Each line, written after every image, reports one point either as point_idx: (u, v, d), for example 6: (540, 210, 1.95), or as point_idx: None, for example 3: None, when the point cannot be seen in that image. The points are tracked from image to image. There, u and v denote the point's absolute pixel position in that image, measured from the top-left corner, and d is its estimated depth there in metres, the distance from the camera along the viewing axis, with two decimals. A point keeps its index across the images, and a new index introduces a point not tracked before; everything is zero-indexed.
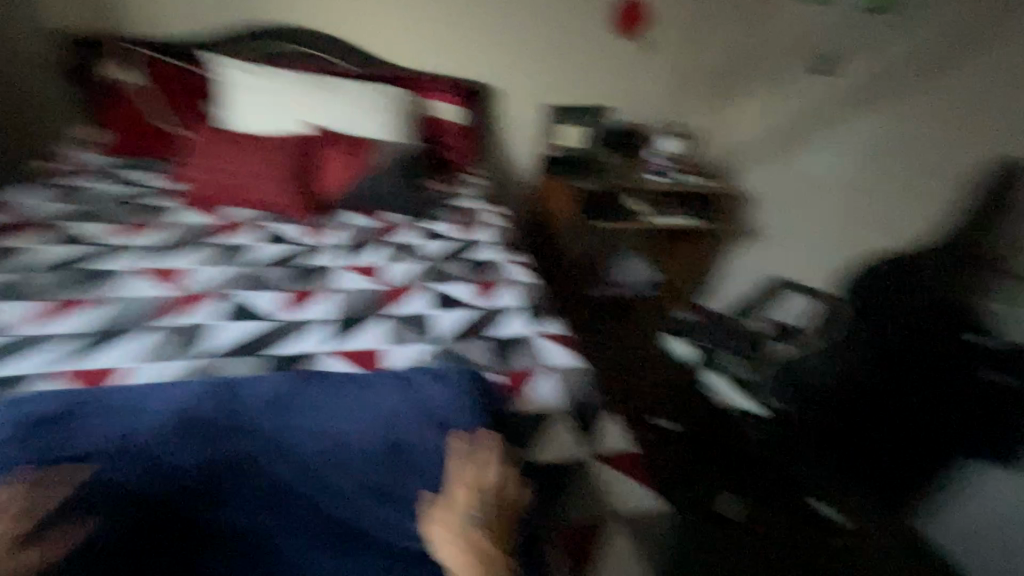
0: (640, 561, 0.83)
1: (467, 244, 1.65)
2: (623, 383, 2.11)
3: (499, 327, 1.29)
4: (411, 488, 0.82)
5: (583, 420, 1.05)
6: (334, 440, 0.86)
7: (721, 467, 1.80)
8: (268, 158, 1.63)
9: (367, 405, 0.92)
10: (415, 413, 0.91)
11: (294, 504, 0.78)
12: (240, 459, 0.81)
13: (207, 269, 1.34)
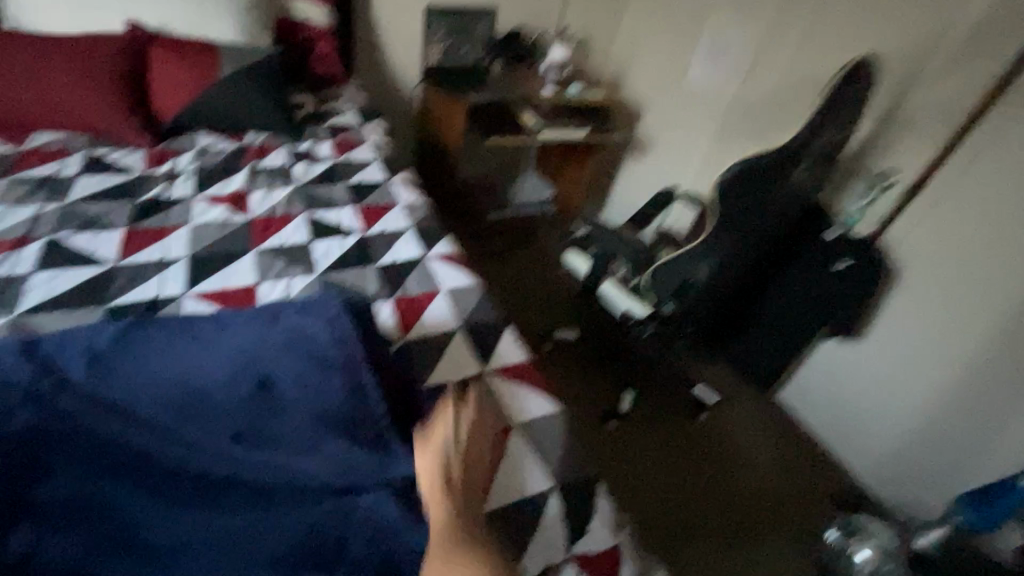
0: (541, 457, 0.87)
1: (348, 165, 1.51)
2: (522, 300, 2.16)
3: (385, 252, 1.23)
4: (288, 430, 0.76)
5: (479, 337, 1.06)
6: (193, 388, 0.78)
7: (609, 369, 1.97)
8: (78, 69, 1.32)
9: (226, 342, 0.84)
10: (283, 347, 0.85)
11: (147, 457, 0.70)
12: (70, 424, 0.71)
13: (19, 208, 1.10)
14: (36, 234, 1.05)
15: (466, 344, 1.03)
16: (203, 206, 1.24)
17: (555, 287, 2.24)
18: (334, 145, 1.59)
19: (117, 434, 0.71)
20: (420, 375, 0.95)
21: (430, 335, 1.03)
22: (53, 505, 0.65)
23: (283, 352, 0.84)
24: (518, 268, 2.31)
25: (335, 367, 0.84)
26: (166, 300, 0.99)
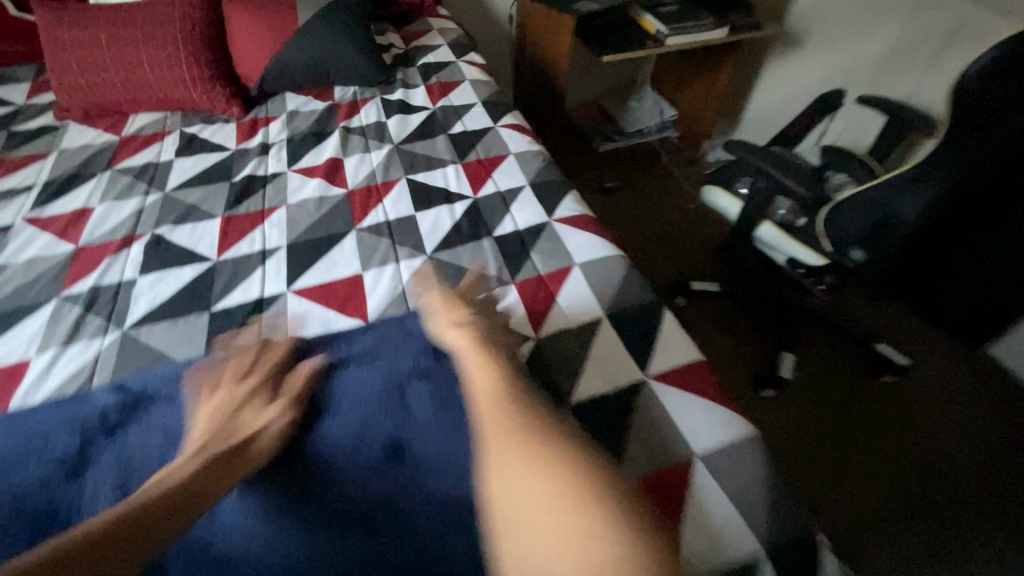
0: (735, 499, 0.64)
1: (448, 112, 1.29)
2: (649, 249, 1.84)
3: (501, 219, 1.01)
4: (420, 507, 0.58)
5: (631, 330, 0.82)
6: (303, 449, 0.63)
7: (756, 327, 1.65)
8: (159, 39, 1.21)
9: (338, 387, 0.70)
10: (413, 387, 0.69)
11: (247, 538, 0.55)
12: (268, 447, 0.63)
13: (122, 203, 1.04)
14: (141, 232, 0.98)
15: (615, 342, 0.80)
16: (298, 181, 1.10)
17: (692, 230, 1.89)
18: (429, 90, 1.36)
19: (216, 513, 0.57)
20: (562, 390, 0.74)
21: (568, 331, 0.82)
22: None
23: (415, 390, 0.68)
24: (641, 209, 1.97)
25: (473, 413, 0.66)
26: (270, 300, 0.87)
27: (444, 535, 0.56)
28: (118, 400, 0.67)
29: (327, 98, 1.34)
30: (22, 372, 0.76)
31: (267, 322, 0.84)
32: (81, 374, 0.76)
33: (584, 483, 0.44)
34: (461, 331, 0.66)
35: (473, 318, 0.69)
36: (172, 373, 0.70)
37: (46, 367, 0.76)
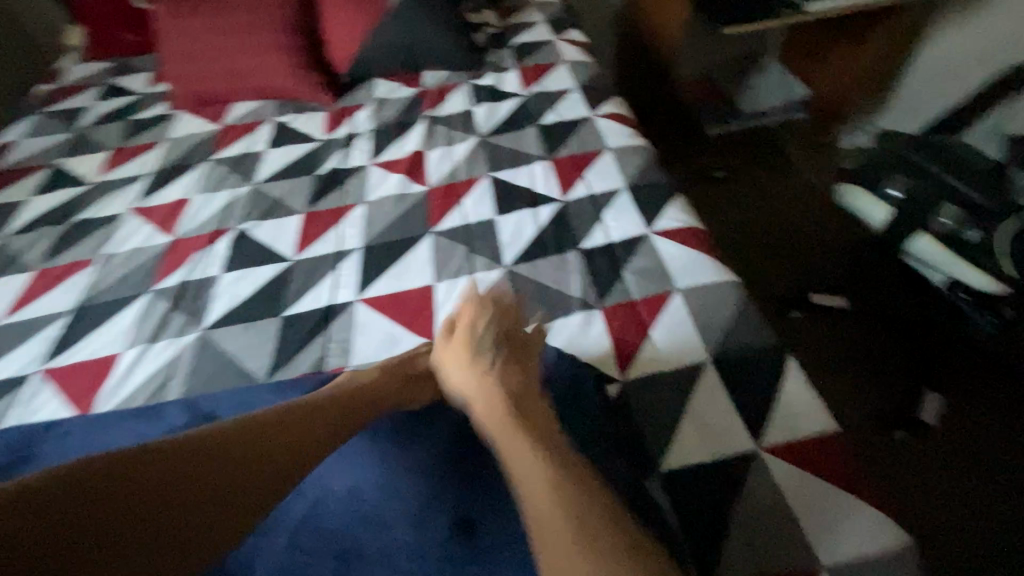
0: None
1: (542, 99, 1.17)
2: (761, 252, 1.52)
3: (592, 228, 0.89)
4: None
5: (742, 382, 0.68)
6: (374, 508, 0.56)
7: (892, 349, 1.26)
8: (258, 29, 1.21)
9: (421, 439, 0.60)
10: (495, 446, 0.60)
11: None
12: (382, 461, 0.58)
13: (215, 195, 1.06)
14: (228, 226, 0.99)
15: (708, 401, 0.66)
16: (379, 176, 1.06)
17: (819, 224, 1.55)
18: (522, 74, 1.25)
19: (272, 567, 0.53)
20: (649, 450, 0.63)
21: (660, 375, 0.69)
22: None
23: None
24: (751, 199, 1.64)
25: None
26: (339, 309, 0.84)
27: None
28: (187, 421, 0.68)
29: (415, 84, 1.28)
30: (109, 367, 0.79)
31: (334, 332, 0.81)
32: (159, 375, 0.77)
33: (602, 510, 0.41)
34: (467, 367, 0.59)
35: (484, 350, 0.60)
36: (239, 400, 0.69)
37: (131, 365, 0.79)
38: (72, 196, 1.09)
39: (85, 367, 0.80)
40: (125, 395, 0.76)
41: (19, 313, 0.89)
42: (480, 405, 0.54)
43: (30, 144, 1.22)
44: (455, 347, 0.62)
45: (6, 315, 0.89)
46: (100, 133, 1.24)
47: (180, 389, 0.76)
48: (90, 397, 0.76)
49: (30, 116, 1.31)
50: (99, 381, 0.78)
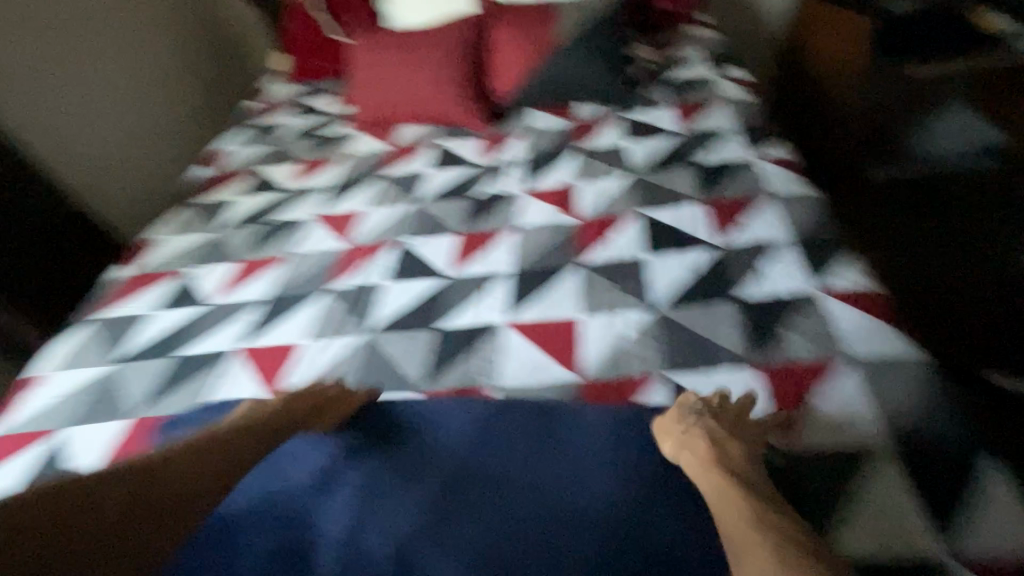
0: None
1: (698, 139, 1.17)
2: (928, 286, 1.25)
3: (748, 280, 0.86)
4: None
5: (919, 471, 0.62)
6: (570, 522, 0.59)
7: None
8: (434, 59, 1.33)
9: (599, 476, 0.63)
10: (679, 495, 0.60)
11: None
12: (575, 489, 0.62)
13: (384, 210, 1.19)
14: (393, 240, 1.11)
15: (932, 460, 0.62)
16: (530, 205, 1.12)
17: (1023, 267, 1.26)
18: (678, 110, 1.26)
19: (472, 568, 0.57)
20: (823, 533, 0.59)
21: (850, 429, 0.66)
22: None
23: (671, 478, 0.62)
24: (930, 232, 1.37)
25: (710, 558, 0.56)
26: (488, 329, 0.89)
27: None
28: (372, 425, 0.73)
29: (566, 115, 1.33)
30: (293, 354, 0.92)
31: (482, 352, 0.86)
32: (330, 369, 0.88)
33: None
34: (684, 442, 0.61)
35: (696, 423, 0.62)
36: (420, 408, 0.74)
37: (310, 355, 0.91)
38: (269, 201, 1.28)
39: (274, 351, 0.93)
40: (304, 382, 0.87)
41: (225, 297, 1.06)
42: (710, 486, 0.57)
43: (239, 152, 1.46)
44: (669, 417, 0.64)
45: (216, 298, 1.06)
46: (292, 145, 1.44)
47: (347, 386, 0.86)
48: (277, 378, 0.88)
49: (241, 127, 1.57)
50: (284, 365, 0.90)
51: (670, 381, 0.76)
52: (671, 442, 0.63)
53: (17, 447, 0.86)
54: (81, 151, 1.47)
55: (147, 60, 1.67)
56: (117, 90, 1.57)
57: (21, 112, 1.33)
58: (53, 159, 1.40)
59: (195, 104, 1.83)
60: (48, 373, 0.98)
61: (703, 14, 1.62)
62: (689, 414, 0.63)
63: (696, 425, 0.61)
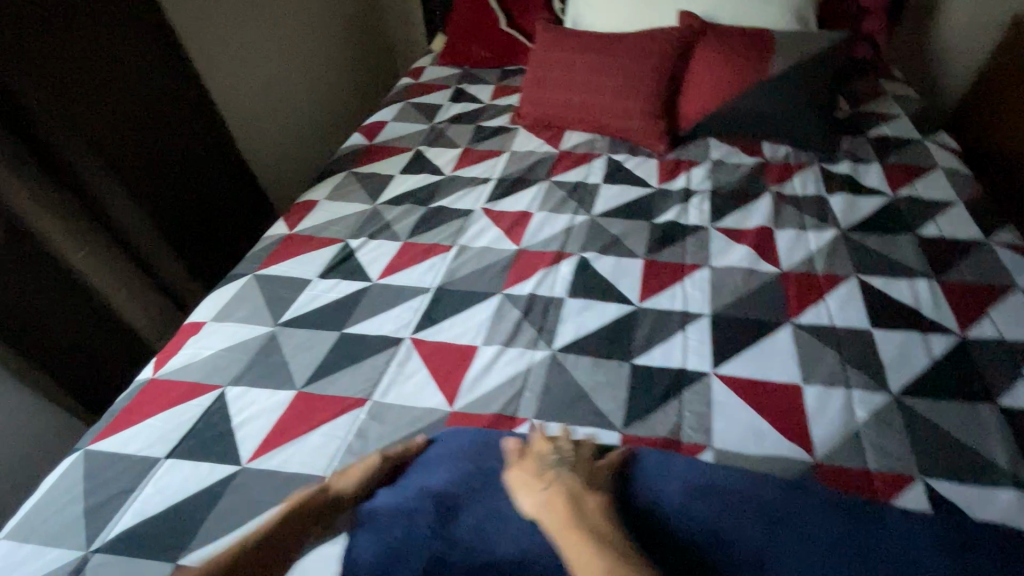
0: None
1: (916, 208, 1.07)
2: None
3: (1007, 383, 0.76)
4: None
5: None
6: None
7: None
8: (626, 69, 1.26)
9: None
10: None
11: None
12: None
13: (557, 216, 1.12)
14: (570, 251, 1.03)
15: None
16: (723, 243, 1.03)
17: None
18: (885, 172, 1.17)
19: None
20: None
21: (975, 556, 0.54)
22: None
23: None
24: None
25: None
26: (694, 375, 0.80)
27: None
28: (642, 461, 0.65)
29: (756, 153, 1.26)
30: (471, 357, 0.85)
31: (689, 402, 0.77)
32: (516, 382, 0.81)
33: None
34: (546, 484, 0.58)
35: (552, 470, 0.59)
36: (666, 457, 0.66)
37: (489, 361, 0.84)
38: (430, 183, 1.23)
39: (450, 349, 0.86)
40: (485, 391, 0.80)
41: (389, 275, 1.00)
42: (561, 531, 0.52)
43: (397, 128, 1.44)
44: (529, 469, 0.61)
45: (380, 275, 1.00)
46: (453, 132, 1.41)
47: (533, 408, 0.77)
48: (456, 378, 0.82)
49: (396, 104, 1.55)
50: (462, 366, 0.83)
51: (927, 486, 0.66)
52: (529, 494, 0.58)
53: (178, 395, 0.81)
54: (258, 112, 1.47)
55: (325, 45, 1.74)
56: (297, 63, 1.62)
57: (224, 58, 1.34)
58: (239, 114, 1.39)
59: (346, 90, 1.88)
60: (206, 320, 0.93)
61: (892, 70, 1.52)
62: (550, 469, 0.60)
63: (555, 474, 0.58)
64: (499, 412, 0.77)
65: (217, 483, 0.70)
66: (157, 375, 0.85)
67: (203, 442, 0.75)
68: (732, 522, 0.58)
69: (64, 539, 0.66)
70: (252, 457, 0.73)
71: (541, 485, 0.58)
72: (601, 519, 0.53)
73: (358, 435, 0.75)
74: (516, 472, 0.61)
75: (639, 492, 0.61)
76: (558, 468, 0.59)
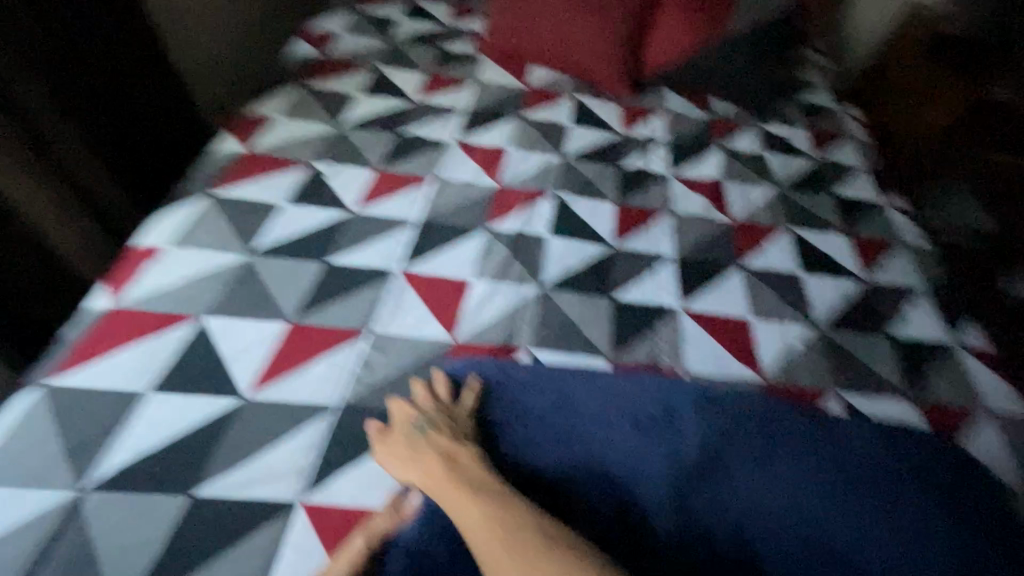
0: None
1: (834, 171, 1.24)
2: None
3: (895, 319, 0.96)
4: None
5: (989, 490, 0.65)
6: (871, 484, 0.62)
7: None
8: (597, 6, 1.25)
9: (867, 467, 0.63)
10: (922, 503, 0.61)
11: (784, 518, 0.58)
12: (861, 462, 0.64)
13: (531, 154, 1.14)
14: (546, 191, 1.07)
15: (980, 493, 0.64)
16: (682, 191, 1.13)
17: None
18: (811, 137, 1.33)
19: (763, 490, 0.60)
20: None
21: (905, 442, 0.67)
22: (759, 524, 0.58)
23: (904, 476, 0.63)
24: None
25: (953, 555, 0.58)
26: (665, 311, 0.91)
27: None
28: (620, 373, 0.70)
29: (706, 107, 1.36)
30: (464, 292, 0.87)
31: (663, 333, 0.87)
32: (511, 315, 0.85)
33: None
34: (412, 445, 0.59)
35: (416, 431, 0.60)
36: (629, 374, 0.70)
37: (483, 296, 0.87)
38: (397, 108, 1.17)
39: (443, 284, 0.87)
40: (482, 323, 0.83)
41: (369, 205, 0.96)
42: (433, 485, 0.54)
43: (349, 41, 1.32)
44: (396, 443, 0.60)
45: (358, 204, 0.96)
46: (414, 53, 1.32)
47: (530, 338, 0.83)
48: (453, 312, 0.84)
49: (345, 13, 1.40)
50: (457, 301, 0.85)
51: (841, 397, 0.84)
52: (401, 462, 0.59)
53: (149, 326, 0.74)
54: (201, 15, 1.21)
55: None
56: None
57: None
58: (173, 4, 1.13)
59: None
60: (165, 246, 0.84)
61: (815, 40, 1.69)
62: (418, 431, 0.60)
63: (422, 441, 0.59)
64: (500, 344, 0.81)
65: (219, 416, 0.68)
66: (117, 305, 0.76)
67: (191, 376, 0.71)
68: (697, 420, 0.65)
69: (47, 479, 0.61)
70: (252, 390, 0.71)
71: (411, 456, 0.58)
72: (474, 470, 0.54)
73: (363, 365, 0.75)
74: (380, 446, 0.62)
75: (507, 418, 0.64)
76: (423, 430, 0.60)
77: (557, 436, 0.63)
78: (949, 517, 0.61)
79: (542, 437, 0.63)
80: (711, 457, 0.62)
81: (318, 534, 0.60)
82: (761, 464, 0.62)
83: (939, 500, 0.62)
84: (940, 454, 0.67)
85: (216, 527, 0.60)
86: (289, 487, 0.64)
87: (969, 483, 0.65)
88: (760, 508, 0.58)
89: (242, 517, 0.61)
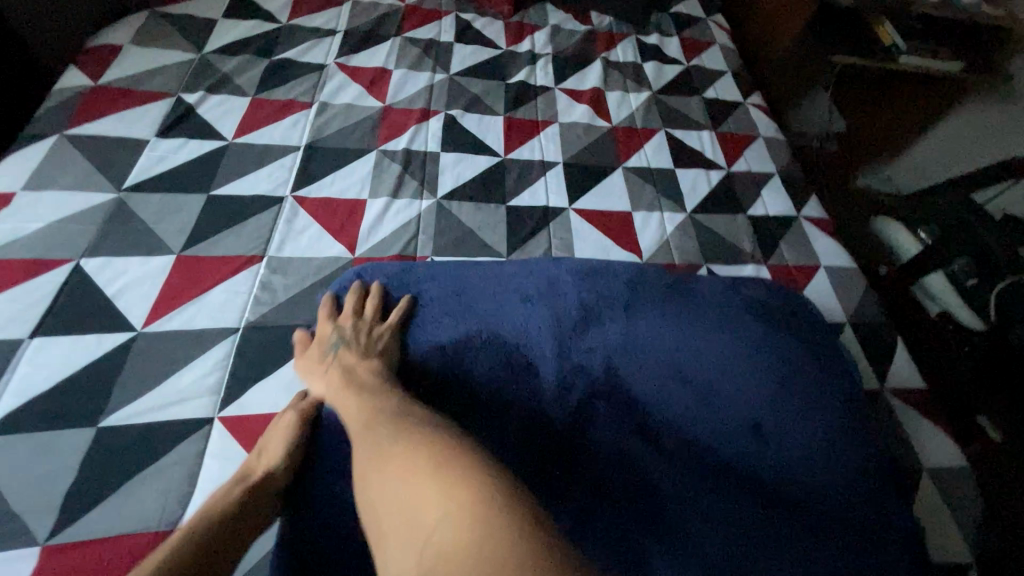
0: (962, 531, 0.75)
1: (703, 76, 1.35)
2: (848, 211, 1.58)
3: (753, 201, 1.10)
4: (791, 431, 0.64)
5: (811, 319, 0.80)
6: (724, 320, 0.73)
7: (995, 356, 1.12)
8: None
9: (718, 309, 0.75)
10: (759, 332, 0.73)
11: (648, 361, 0.67)
12: (709, 305, 0.75)
13: (416, 73, 1.13)
14: (434, 109, 1.07)
15: (805, 323, 0.79)
16: (567, 102, 1.18)
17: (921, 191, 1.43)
18: (683, 45, 1.41)
19: (631, 339, 0.69)
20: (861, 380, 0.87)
21: (746, 290, 0.80)
22: (626, 368, 0.67)
23: (744, 311, 0.76)
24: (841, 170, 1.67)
25: (787, 362, 0.70)
26: (556, 212, 0.97)
27: (808, 441, 0.64)
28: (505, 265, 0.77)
29: (586, 21, 1.40)
30: (360, 210, 0.88)
31: (555, 232, 0.94)
32: (409, 228, 0.88)
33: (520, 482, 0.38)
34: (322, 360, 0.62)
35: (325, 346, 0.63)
36: (508, 269, 0.75)
37: (379, 213, 0.88)
38: (266, 32, 1.10)
39: (337, 205, 0.88)
40: (381, 237, 0.86)
41: (248, 134, 0.93)
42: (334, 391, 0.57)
43: None
44: (311, 355, 0.64)
45: (236, 133, 0.92)
46: None
47: (429, 247, 0.86)
48: (351, 230, 0.85)
49: None
50: (353, 219, 0.87)
51: (709, 269, 0.96)
52: (314, 375, 0.62)
53: (13, 272, 0.69)
54: None
55: None
56: None
57: None
58: None
59: None
60: (15, 191, 0.77)
61: None
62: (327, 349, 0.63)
63: (331, 352, 0.62)
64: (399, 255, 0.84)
65: (114, 351, 0.66)
66: None
67: (74, 317, 0.68)
68: (574, 294, 0.73)
69: None
70: (147, 322, 0.70)
71: (324, 368, 0.62)
72: (370, 375, 0.57)
73: (264, 288, 0.76)
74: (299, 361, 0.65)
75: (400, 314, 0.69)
76: (330, 346, 0.63)
77: (446, 324, 0.69)
78: (781, 338, 0.73)
79: (432, 329, 0.68)
80: (585, 322, 0.70)
81: (238, 441, 0.63)
82: (628, 323, 0.70)
83: (773, 326, 0.75)
84: (771, 295, 0.81)
85: (131, 450, 0.60)
86: (201, 406, 0.65)
87: (796, 316, 0.79)
88: (629, 353, 0.68)
89: (157, 437, 0.62)
